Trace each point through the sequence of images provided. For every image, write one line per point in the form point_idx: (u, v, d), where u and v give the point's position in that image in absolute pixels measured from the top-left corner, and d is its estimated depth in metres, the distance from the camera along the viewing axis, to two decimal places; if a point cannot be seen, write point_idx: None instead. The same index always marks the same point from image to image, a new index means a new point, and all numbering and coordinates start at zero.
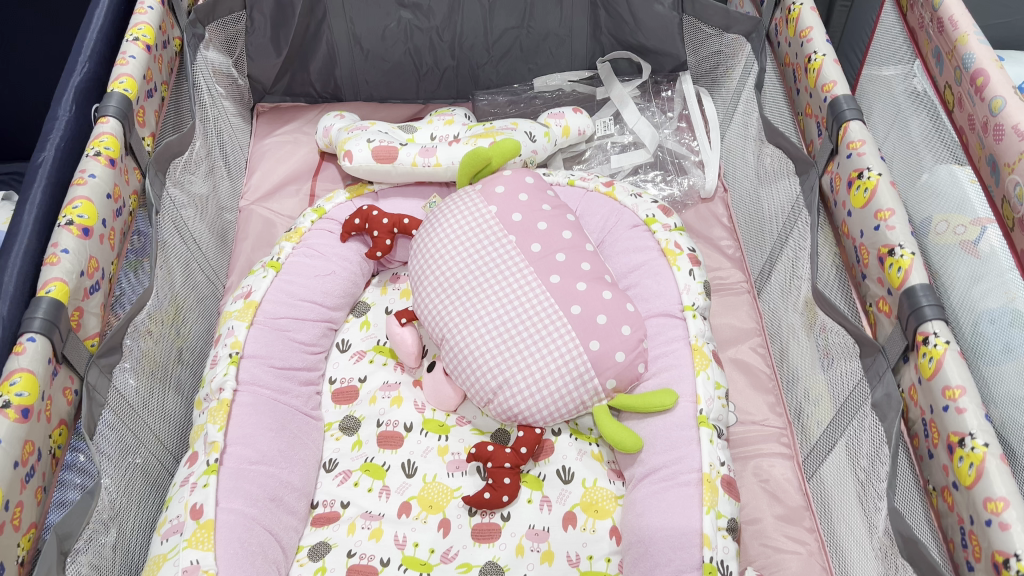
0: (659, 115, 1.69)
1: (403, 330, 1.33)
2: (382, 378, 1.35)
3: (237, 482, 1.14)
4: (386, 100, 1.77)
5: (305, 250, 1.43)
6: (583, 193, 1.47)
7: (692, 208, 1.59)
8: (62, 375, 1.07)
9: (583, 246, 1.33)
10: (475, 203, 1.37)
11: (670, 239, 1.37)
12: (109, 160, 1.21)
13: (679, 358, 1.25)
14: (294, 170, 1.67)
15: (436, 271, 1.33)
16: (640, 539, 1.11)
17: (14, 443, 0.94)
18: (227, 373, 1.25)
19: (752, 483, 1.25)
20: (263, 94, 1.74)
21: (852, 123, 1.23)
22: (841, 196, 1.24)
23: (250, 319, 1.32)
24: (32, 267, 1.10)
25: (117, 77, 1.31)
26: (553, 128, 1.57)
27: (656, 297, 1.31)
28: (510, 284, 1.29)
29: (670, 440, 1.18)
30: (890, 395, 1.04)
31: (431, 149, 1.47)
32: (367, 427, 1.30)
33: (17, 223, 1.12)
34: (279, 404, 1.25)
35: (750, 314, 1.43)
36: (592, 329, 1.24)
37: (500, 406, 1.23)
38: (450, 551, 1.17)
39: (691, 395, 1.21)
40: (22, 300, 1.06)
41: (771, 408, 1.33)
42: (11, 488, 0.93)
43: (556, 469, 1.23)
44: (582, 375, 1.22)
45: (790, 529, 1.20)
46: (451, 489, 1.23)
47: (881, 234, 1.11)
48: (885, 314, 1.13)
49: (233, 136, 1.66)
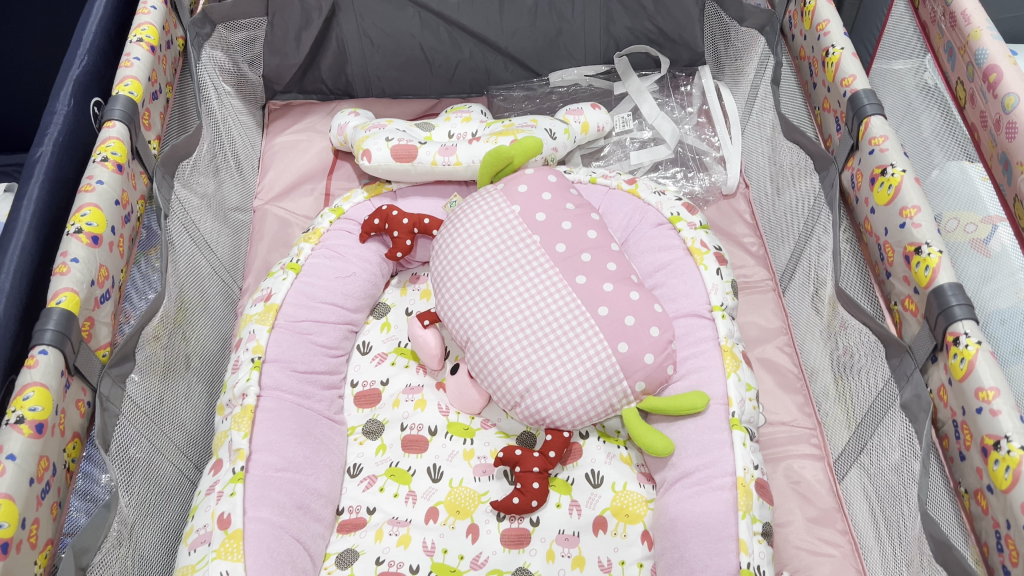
0: (678, 110, 1.67)
1: (426, 332, 1.31)
2: (405, 381, 1.33)
3: (264, 490, 1.12)
4: (398, 95, 1.74)
5: (324, 251, 1.40)
6: (606, 191, 1.45)
7: (714, 205, 1.56)
8: (75, 387, 1.06)
9: (608, 246, 1.32)
10: (497, 202, 1.35)
11: (695, 237, 1.35)
12: (116, 165, 1.19)
13: (709, 359, 1.23)
14: (308, 168, 1.65)
15: (459, 272, 1.31)
16: (676, 545, 1.09)
17: (29, 460, 0.92)
18: (250, 378, 1.22)
19: (783, 484, 1.24)
20: (273, 93, 1.71)
21: (874, 118, 1.22)
22: (864, 193, 1.22)
23: (271, 322, 1.29)
24: (27, 266, 1.10)
25: (122, 79, 1.28)
26: (573, 125, 1.55)
27: (683, 297, 1.29)
28: (534, 285, 1.27)
29: (702, 443, 1.16)
30: (919, 396, 1.03)
31: (451, 147, 1.44)
32: (391, 431, 1.29)
33: (14, 219, 1.12)
34: (303, 409, 1.23)
35: (776, 313, 1.41)
36: (620, 331, 1.22)
37: (527, 410, 1.22)
38: (480, 558, 1.16)
39: (722, 397, 1.19)
40: (17, 298, 1.06)
41: (800, 408, 1.31)
42: (27, 505, 0.92)
43: (586, 473, 1.22)
44: (610, 378, 1.20)
45: (823, 531, 1.19)
46: (479, 494, 1.22)
47: (907, 232, 1.10)
48: (911, 313, 1.12)
49: (243, 134, 1.63)
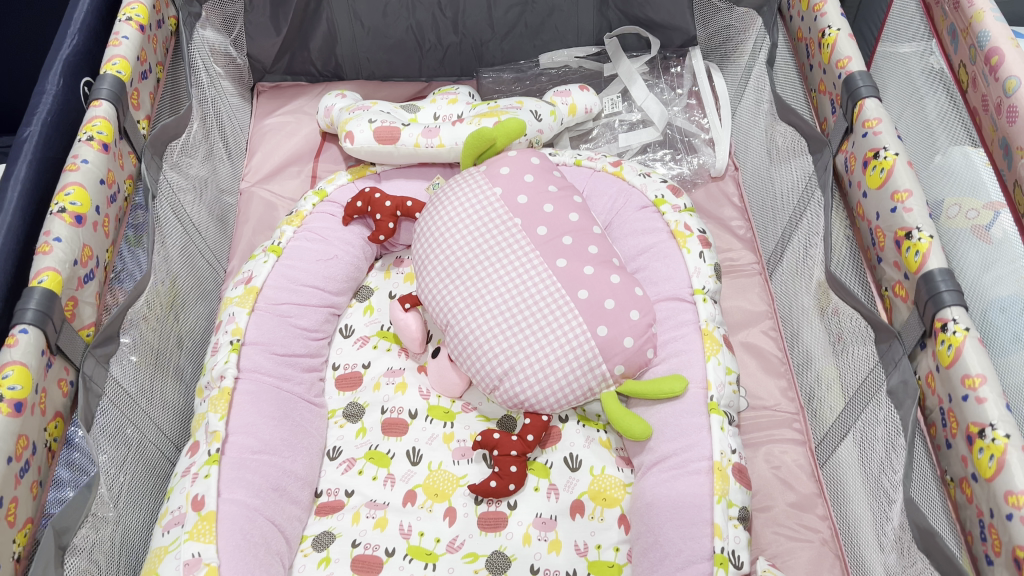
0: (668, 92, 1.65)
1: (407, 316, 1.31)
2: (387, 364, 1.33)
3: (240, 472, 1.12)
4: (388, 78, 1.73)
5: (306, 234, 1.39)
6: (591, 173, 1.43)
7: (702, 187, 1.54)
8: (58, 367, 1.01)
9: (590, 229, 1.30)
10: (480, 185, 1.34)
11: (679, 220, 1.33)
12: (102, 145, 1.12)
13: (690, 343, 1.22)
14: (295, 151, 1.64)
15: (440, 254, 1.30)
16: (650, 529, 1.08)
17: (8, 438, 0.89)
18: (228, 360, 1.22)
19: (764, 469, 1.23)
20: (263, 73, 1.71)
21: (868, 100, 1.13)
22: (856, 177, 1.14)
23: (251, 305, 1.29)
24: (13, 246, 1.05)
25: (109, 58, 1.21)
26: (559, 107, 1.53)
27: (665, 281, 1.28)
28: (515, 267, 1.26)
29: (680, 427, 1.15)
30: (907, 381, 0.99)
31: (434, 129, 1.43)
32: (371, 414, 1.29)
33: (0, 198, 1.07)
34: (282, 392, 1.23)
35: (762, 297, 1.39)
36: (600, 315, 1.21)
37: (506, 393, 1.21)
38: (456, 541, 1.15)
39: (701, 381, 1.18)
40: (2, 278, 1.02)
41: (783, 392, 1.29)
42: (5, 484, 0.89)
43: (564, 457, 1.21)
44: (589, 362, 1.19)
45: (802, 517, 1.18)
46: (457, 478, 1.21)
47: (898, 216, 1.02)
48: (901, 299, 1.05)
49: (232, 115, 1.62)
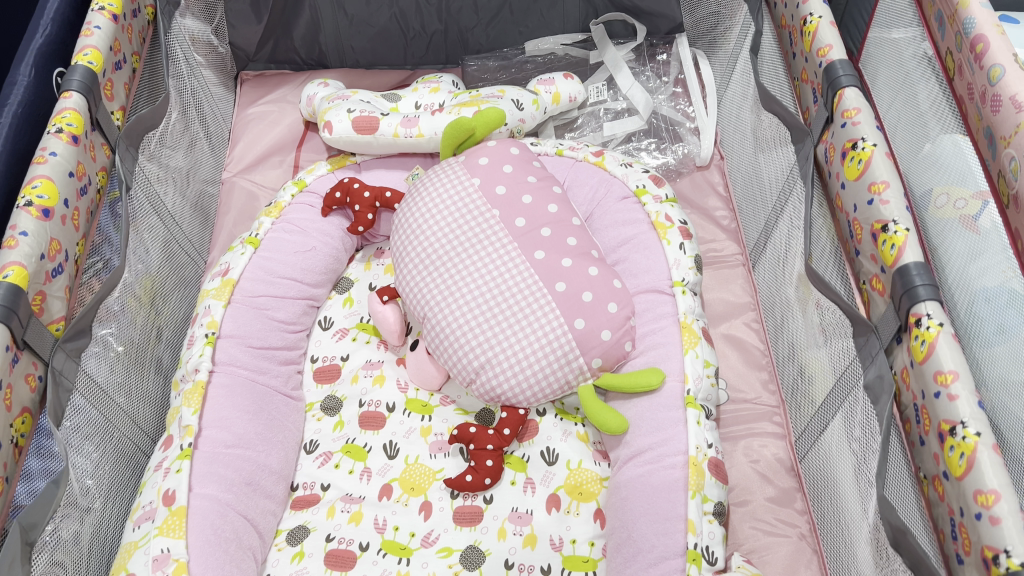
0: (654, 79, 1.62)
1: (385, 308, 1.30)
2: (365, 356, 1.32)
3: (212, 466, 1.12)
4: (373, 66, 1.71)
5: (285, 225, 1.38)
6: (572, 163, 1.42)
7: (688, 176, 1.53)
8: (25, 362, 0.99)
9: (570, 220, 1.29)
10: (458, 176, 1.32)
11: (660, 211, 1.32)
12: (71, 137, 1.10)
13: (668, 336, 1.20)
14: (278, 140, 1.62)
15: (418, 246, 1.29)
16: (625, 524, 1.08)
17: None
18: (203, 354, 1.21)
19: (743, 463, 1.21)
20: (246, 61, 1.69)
21: (848, 89, 1.09)
22: (834, 168, 1.09)
23: (227, 298, 1.28)
24: None
25: (81, 49, 1.18)
26: (543, 95, 1.52)
27: (645, 273, 1.26)
28: (492, 260, 1.25)
29: (657, 421, 1.14)
30: (882, 376, 0.98)
31: (413, 119, 1.40)
32: (349, 407, 1.28)
33: None
34: (257, 385, 1.22)
35: (745, 288, 1.38)
36: (577, 307, 1.20)
37: (483, 386, 1.20)
38: (431, 535, 1.15)
39: (679, 374, 1.17)
40: None
41: (764, 385, 1.28)
42: None
43: (541, 450, 1.20)
44: (566, 355, 1.18)
45: (781, 512, 1.17)
46: (434, 471, 1.20)
47: (874, 209, 0.98)
48: (878, 292, 1.01)
49: (213, 106, 1.60)
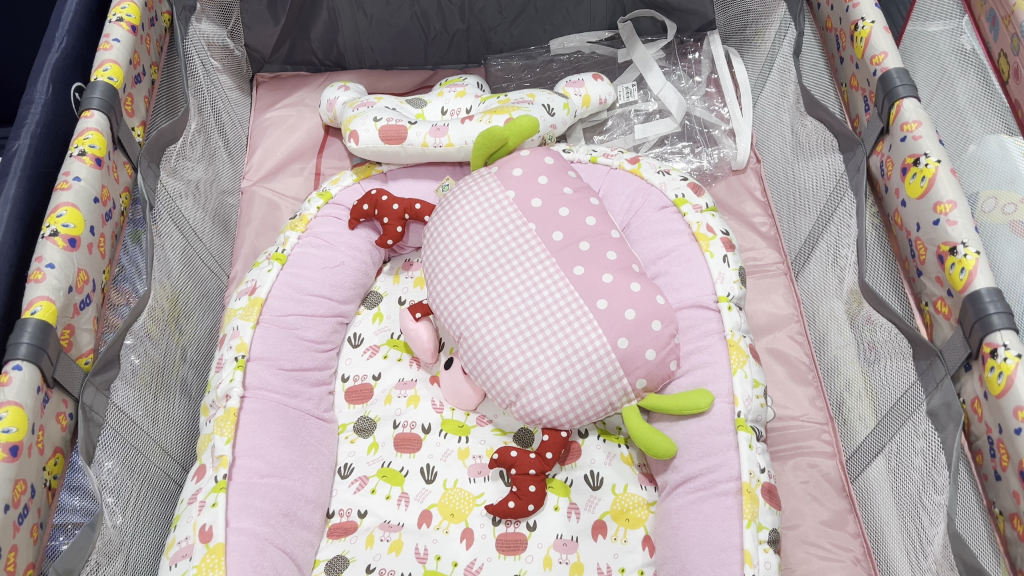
0: (686, 79, 1.56)
1: (418, 326, 1.26)
2: (398, 375, 1.28)
3: (248, 499, 1.08)
4: (393, 67, 1.66)
5: (312, 239, 1.34)
6: (607, 171, 1.37)
7: (723, 180, 1.48)
8: (55, 400, 0.95)
9: (608, 233, 1.24)
10: (491, 187, 1.28)
11: (701, 222, 1.27)
12: (94, 160, 1.05)
13: (715, 354, 1.16)
14: (298, 147, 1.58)
15: (452, 262, 1.24)
16: (677, 555, 1.04)
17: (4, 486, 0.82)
18: (234, 378, 1.17)
19: (793, 483, 1.18)
20: (261, 64, 1.63)
21: (906, 101, 1.04)
22: (894, 183, 1.04)
23: (256, 318, 1.24)
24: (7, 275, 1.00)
25: (100, 64, 1.13)
26: (573, 98, 1.46)
27: (687, 287, 1.22)
28: (529, 276, 1.20)
29: (706, 446, 1.10)
30: (950, 404, 0.93)
31: (442, 127, 1.36)
32: (383, 429, 1.24)
33: None
34: (289, 409, 1.18)
35: (787, 299, 1.34)
36: (620, 325, 1.15)
37: (523, 408, 1.16)
38: (474, 565, 1.11)
39: (727, 395, 1.13)
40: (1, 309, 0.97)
41: (812, 401, 1.24)
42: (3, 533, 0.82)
43: (585, 475, 1.16)
44: (610, 376, 1.14)
45: (835, 535, 1.13)
46: (473, 496, 1.17)
47: (940, 230, 0.94)
48: (943, 316, 0.97)
49: (230, 112, 1.55)
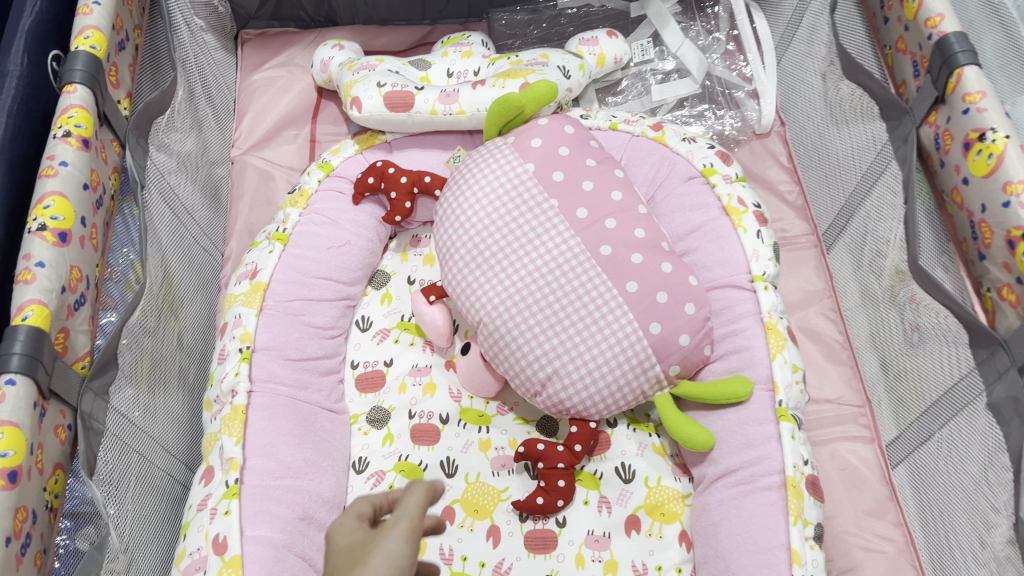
0: (704, 36, 1.46)
1: (432, 310, 1.18)
2: (411, 361, 1.21)
3: (262, 504, 1.00)
4: (387, 22, 1.53)
5: (314, 216, 1.24)
6: (629, 139, 1.29)
7: (746, 145, 1.41)
8: (52, 412, 0.86)
9: (636, 209, 1.16)
10: (508, 159, 1.19)
11: (731, 194, 1.19)
12: (82, 141, 0.95)
13: (752, 338, 1.10)
14: (291, 111, 1.47)
15: (467, 242, 1.16)
16: (720, 554, 1.00)
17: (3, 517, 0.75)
18: (239, 372, 1.08)
19: (830, 471, 1.13)
20: (246, 20, 1.50)
21: (967, 68, 0.96)
22: (953, 158, 0.97)
23: (259, 305, 1.15)
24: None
25: (80, 30, 1.02)
26: (587, 58, 1.37)
27: (720, 266, 1.15)
28: (553, 257, 1.12)
29: (746, 438, 1.05)
30: (1017, 399, 0.89)
31: (452, 94, 1.26)
32: (398, 419, 1.17)
33: None
34: (300, 403, 1.11)
35: (818, 273, 1.28)
36: (651, 310, 1.08)
37: (549, 398, 1.10)
38: (502, 565, 1.05)
39: (767, 382, 1.07)
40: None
41: (847, 383, 1.19)
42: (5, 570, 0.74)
43: (615, 466, 1.10)
44: (642, 364, 1.08)
45: (877, 525, 1.09)
46: (498, 491, 1.10)
47: (1011, 213, 0.87)
48: (1009, 303, 0.92)
49: (217, 74, 1.43)
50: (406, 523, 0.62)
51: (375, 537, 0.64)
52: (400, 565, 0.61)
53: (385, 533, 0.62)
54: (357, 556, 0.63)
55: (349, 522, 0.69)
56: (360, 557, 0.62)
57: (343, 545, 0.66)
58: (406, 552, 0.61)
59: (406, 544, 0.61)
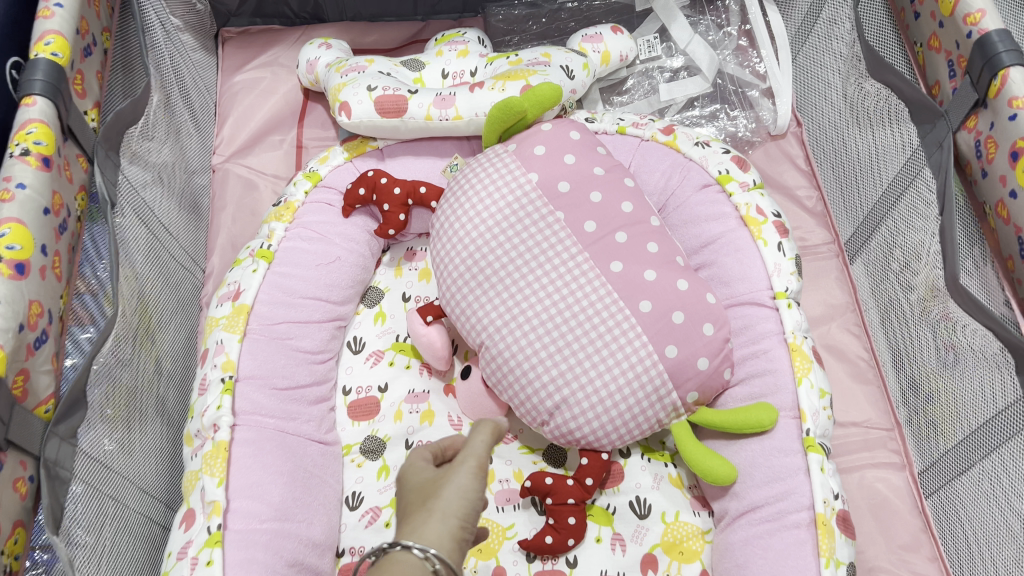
0: (715, 31, 1.38)
1: (429, 330, 1.09)
2: (407, 386, 1.13)
3: (248, 551, 0.92)
4: (377, 18, 1.44)
5: (301, 231, 1.16)
6: (637, 143, 1.21)
7: (761, 147, 1.33)
8: (11, 464, 0.78)
9: (648, 221, 1.08)
10: (509, 167, 1.10)
11: (749, 203, 1.11)
12: (42, 160, 0.86)
13: (775, 361, 1.02)
14: (275, 114, 1.38)
15: (466, 258, 1.08)
16: None
17: None
18: (221, 405, 1.00)
19: (859, 502, 1.06)
20: (228, 17, 1.42)
21: (1012, 69, 0.88)
22: (998, 167, 0.89)
23: (242, 329, 1.06)
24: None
25: (41, 35, 0.93)
26: (591, 56, 1.28)
27: (739, 281, 1.07)
28: (560, 275, 1.04)
29: (772, 470, 0.97)
30: None
31: (449, 97, 1.17)
32: (394, 450, 1.09)
33: None
34: (287, 437, 1.02)
35: (842, 285, 1.21)
36: (667, 332, 1.00)
37: (557, 428, 1.01)
38: None
39: (793, 409, 0.99)
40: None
41: (875, 404, 1.12)
42: None
43: (629, 501, 1.02)
44: (658, 391, 0.99)
45: (912, 560, 1.01)
46: (503, 529, 1.02)
47: None
48: None
49: (195, 76, 1.34)
50: (473, 461, 0.72)
51: (440, 473, 0.73)
52: (469, 497, 0.71)
53: (455, 470, 0.72)
54: (428, 488, 0.72)
55: (419, 465, 0.75)
56: (433, 490, 0.72)
57: (415, 484, 0.74)
58: (474, 486, 0.71)
59: (474, 480, 0.71)
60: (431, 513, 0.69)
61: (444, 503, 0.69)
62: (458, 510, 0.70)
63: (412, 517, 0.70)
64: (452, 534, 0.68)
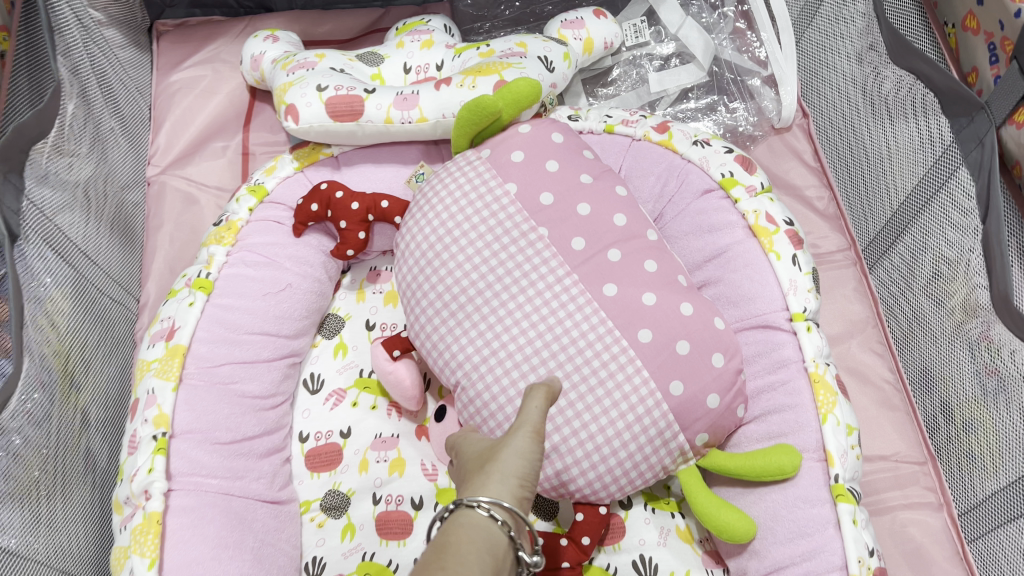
0: (708, 11, 1.25)
1: (396, 367, 0.95)
2: (373, 430, 0.99)
3: None
4: (330, 6, 1.29)
5: (246, 254, 1.01)
6: (628, 143, 1.07)
7: (764, 142, 1.20)
8: None
9: (645, 234, 0.94)
10: (483, 177, 0.96)
11: (758, 210, 0.98)
12: None
13: (795, 394, 0.89)
14: (217, 118, 1.23)
15: (436, 284, 0.93)
16: None
17: None
18: (153, 468, 0.85)
19: (891, 547, 0.94)
20: (161, 7, 1.26)
21: None
22: None
23: (176, 375, 0.91)
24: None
25: None
26: (573, 44, 1.13)
27: (749, 301, 0.93)
28: (545, 302, 0.90)
29: (796, 524, 0.84)
30: None
31: (411, 96, 1.02)
32: (360, 506, 0.95)
33: None
34: (233, 500, 0.88)
35: (860, 295, 1.08)
36: (671, 365, 0.86)
37: (546, 480, 0.87)
38: None
39: (818, 451, 0.86)
40: None
41: (903, 434, 0.99)
42: None
43: (633, 560, 0.89)
44: (663, 436, 0.85)
45: None
46: None
47: None
48: None
49: (123, 77, 1.18)
50: (530, 423, 0.56)
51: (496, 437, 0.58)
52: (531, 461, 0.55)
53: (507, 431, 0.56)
54: (484, 453, 0.57)
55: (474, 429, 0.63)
56: (489, 453, 0.57)
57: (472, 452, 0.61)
58: (536, 449, 0.56)
59: (535, 443, 0.56)
60: (489, 475, 0.54)
61: (502, 464, 0.54)
62: (520, 472, 0.54)
63: (466, 482, 0.55)
64: (513, 497, 0.53)
